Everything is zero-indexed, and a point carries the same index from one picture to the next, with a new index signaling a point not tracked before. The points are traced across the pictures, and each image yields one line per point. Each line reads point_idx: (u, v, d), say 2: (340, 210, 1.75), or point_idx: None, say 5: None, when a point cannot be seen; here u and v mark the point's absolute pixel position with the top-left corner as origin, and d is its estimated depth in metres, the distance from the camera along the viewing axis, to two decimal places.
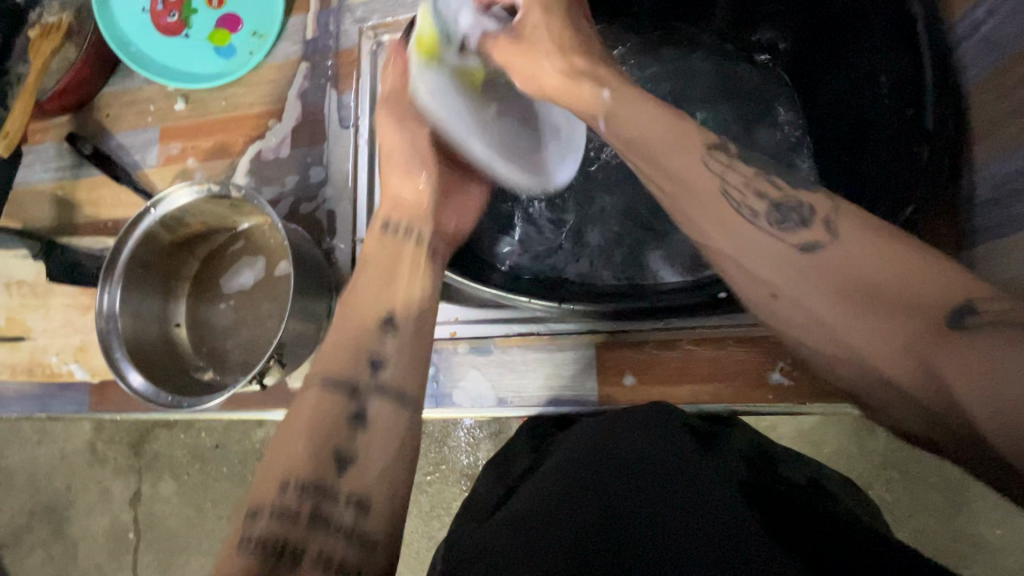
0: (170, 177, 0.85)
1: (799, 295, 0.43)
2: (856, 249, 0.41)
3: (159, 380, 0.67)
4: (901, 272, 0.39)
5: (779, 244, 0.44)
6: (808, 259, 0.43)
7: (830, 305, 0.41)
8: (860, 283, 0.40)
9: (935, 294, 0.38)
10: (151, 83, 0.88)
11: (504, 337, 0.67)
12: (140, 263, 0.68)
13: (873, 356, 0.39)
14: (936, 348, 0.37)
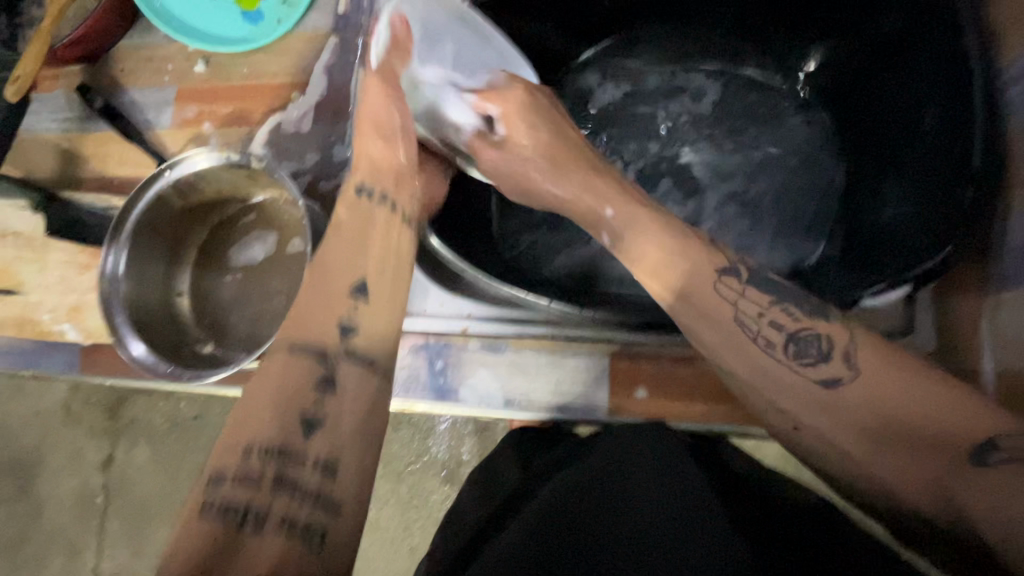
0: (183, 140, 0.83)
1: (826, 427, 0.44)
2: (876, 378, 0.43)
3: (161, 349, 0.65)
4: (911, 401, 0.41)
5: (803, 381, 0.44)
6: (831, 397, 0.43)
7: (857, 443, 0.42)
8: (890, 423, 0.41)
9: (958, 429, 0.40)
10: (171, 41, 0.85)
11: (518, 338, 0.66)
12: (150, 227, 0.67)
13: (907, 494, 0.41)
14: (960, 481, 0.39)
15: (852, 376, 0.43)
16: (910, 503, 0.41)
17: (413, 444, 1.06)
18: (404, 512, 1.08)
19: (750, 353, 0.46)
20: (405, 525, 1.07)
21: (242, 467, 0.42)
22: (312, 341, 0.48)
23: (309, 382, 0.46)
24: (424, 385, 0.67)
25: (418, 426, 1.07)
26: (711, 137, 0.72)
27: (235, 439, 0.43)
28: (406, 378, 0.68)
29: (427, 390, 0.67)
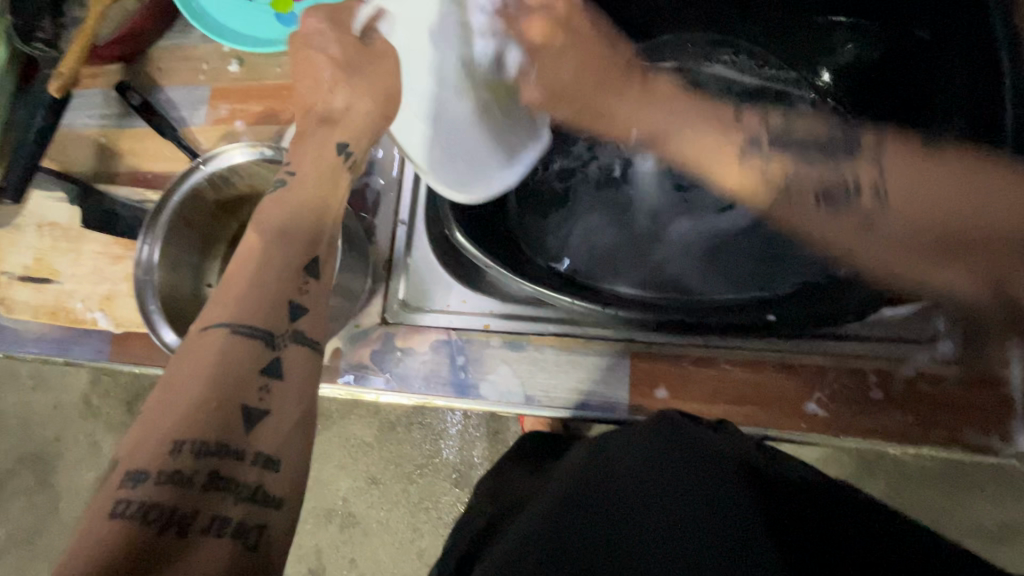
0: (215, 138, 0.85)
1: (889, 246, 0.55)
2: (908, 184, 0.56)
3: (189, 337, 0.66)
4: (941, 205, 0.54)
5: (837, 220, 0.57)
6: (880, 236, 0.56)
7: (925, 243, 0.55)
8: (953, 233, 0.54)
9: (997, 220, 0.53)
10: (207, 42, 0.88)
11: (538, 336, 0.66)
12: (185, 218, 0.68)
13: (966, 292, 0.54)
14: (1009, 269, 0.53)
15: (876, 201, 0.57)
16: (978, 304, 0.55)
17: (425, 445, 1.07)
18: (414, 513, 1.08)
19: (818, 216, 0.58)
20: (415, 526, 1.07)
21: (172, 462, 0.39)
22: (269, 300, 0.48)
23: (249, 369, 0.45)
24: (446, 381, 0.68)
25: (430, 427, 1.08)
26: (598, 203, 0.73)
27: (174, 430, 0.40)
28: (429, 375, 0.69)
29: (448, 386, 0.68)
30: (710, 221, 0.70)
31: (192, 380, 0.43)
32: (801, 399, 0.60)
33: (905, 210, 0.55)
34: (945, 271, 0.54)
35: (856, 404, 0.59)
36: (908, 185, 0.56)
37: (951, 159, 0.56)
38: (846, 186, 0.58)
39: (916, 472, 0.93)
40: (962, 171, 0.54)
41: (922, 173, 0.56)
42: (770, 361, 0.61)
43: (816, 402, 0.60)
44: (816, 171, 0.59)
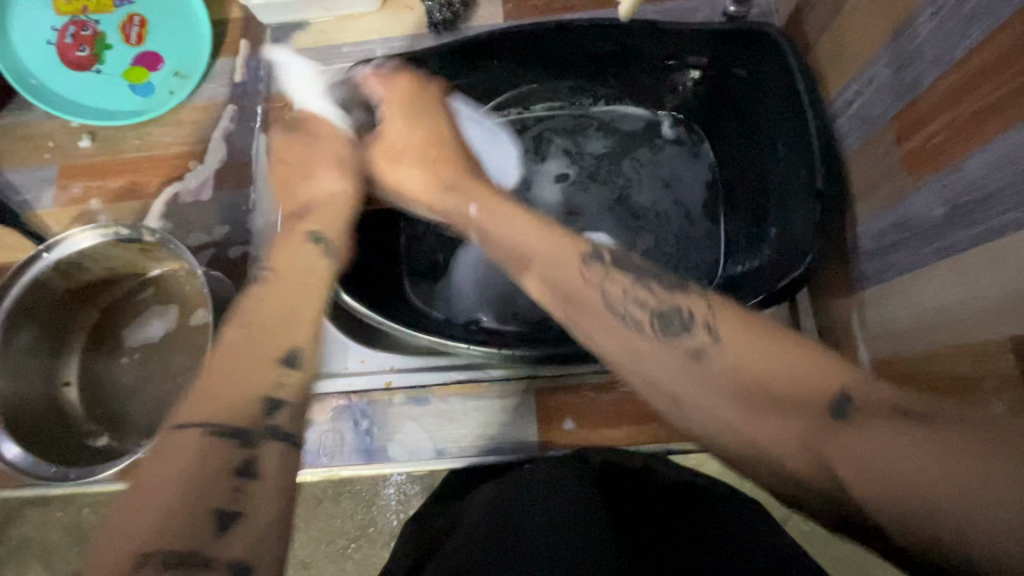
0: (69, 220, 0.77)
1: (702, 399, 0.36)
2: (738, 345, 0.37)
3: (42, 449, 0.58)
4: (797, 373, 0.35)
5: (668, 352, 0.38)
6: (699, 370, 0.37)
7: (735, 413, 0.35)
8: (757, 391, 0.35)
9: (810, 385, 0.35)
10: (51, 118, 0.81)
11: (442, 386, 0.65)
12: (26, 314, 0.60)
13: (776, 452, 0.35)
14: (830, 444, 0.34)
15: (713, 344, 0.37)
16: (788, 467, 0.35)
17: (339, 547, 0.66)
18: None
19: (627, 336, 0.39)
20: None
21: None
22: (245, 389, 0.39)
23: None
24: (351, 448, 0.65)
25: None
26: (627, 229, 0.74)
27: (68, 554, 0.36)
28: (332, 445, 0.66)
29: (354, 453, 0.65)
30: (631, 206, 0.75)
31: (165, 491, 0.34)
32: None
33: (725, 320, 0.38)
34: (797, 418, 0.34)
35: None
36: (759, 344, 0.36)
37: (798, 343, 0.36)
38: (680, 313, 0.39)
39: None
40: (811, 363, 0.35)
41: (771, 340, 0.36)
42: None
43: None
44: (654, 292, 0.41)
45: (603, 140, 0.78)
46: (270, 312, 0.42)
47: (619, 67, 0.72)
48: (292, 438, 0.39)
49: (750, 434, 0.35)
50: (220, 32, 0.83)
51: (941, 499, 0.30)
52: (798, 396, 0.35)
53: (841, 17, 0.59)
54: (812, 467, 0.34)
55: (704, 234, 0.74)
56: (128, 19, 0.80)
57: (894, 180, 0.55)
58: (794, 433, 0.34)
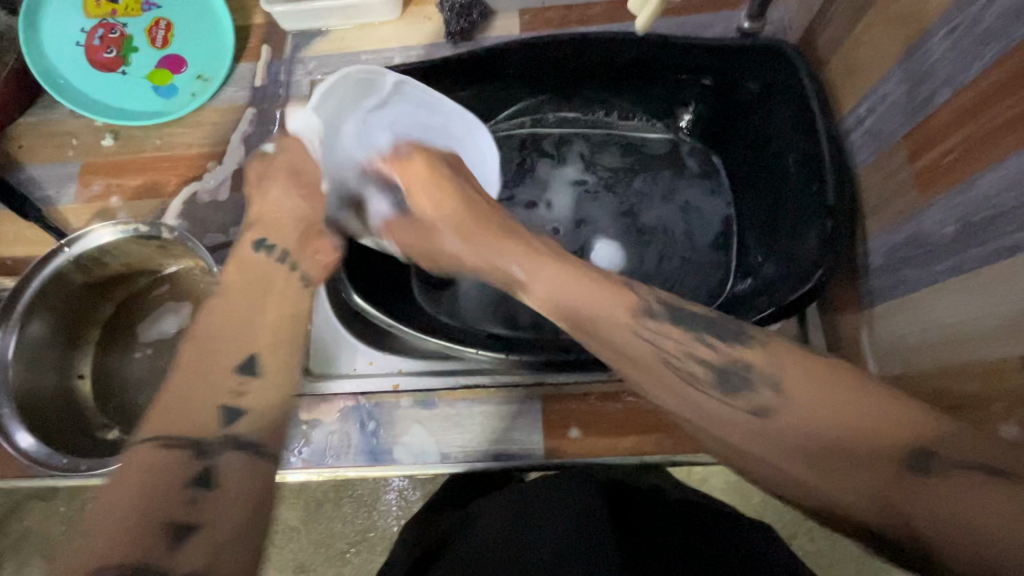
0: (89, 216, 0.79)
1: (768, 451, 0.38)
2: (802, 395, 0.38)
3: (54, 439, 0.59)
4: (867, 422, 0.35)
5: (730, 408, 0.40)
6: (758, 424, 0.39)
7: (797, 465, 0.37)
8: (829, 447, 0.36)
9: (877, 432, 0.35)
10: (75, 116, 0.83)
11: (449, 391, 0.66)
12: (45, 306, 0.62)
13: (843, 505, 0.35)
14: (898, 492, 0.34)
15: (776, 397, 0.39)
16: (855, 513, 0.35)
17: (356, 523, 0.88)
18: None
19: (670, 381, 0.42)
20: None
21: None
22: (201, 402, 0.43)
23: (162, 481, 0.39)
24: (357, 450, 0.65)
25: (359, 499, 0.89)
26: (636, 246, 0.75)
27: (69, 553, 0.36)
28: (338, 445, 0.66)
29: (360, 455, 0.65)
30: (641, 222, 0.76)
31: (121, 497, 0.37)
32: None
33: (802, 363, 0.39)
34: (864, 463, 0.35)
35: None
36: (822, 395, 0.37)
37: (867, 388, 0.36)
38: (742, 371, 0.40)
39: None
40: (880, 401, 0.36)
41: (834, 387, 0.37)
42: None
43: None
44: (712, 344, 0.42)
45: (617, 154, 0.79)
46: (216, 332, 0.46)
47: (630, 78, 0.73)
48: (249, 445, 0.42)
49: (832, 484, 0.35)
50: (242, 37, 0.85)
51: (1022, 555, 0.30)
52: (872, 443, 0.35)
53: (854, 36, 0.60)
54: (877, 508, 0.34)
55: (708, 259, 0.75)
56: (154, 23, 0.82)
57: (905, 197, 0.55)
58: (865, 480, 0.35)
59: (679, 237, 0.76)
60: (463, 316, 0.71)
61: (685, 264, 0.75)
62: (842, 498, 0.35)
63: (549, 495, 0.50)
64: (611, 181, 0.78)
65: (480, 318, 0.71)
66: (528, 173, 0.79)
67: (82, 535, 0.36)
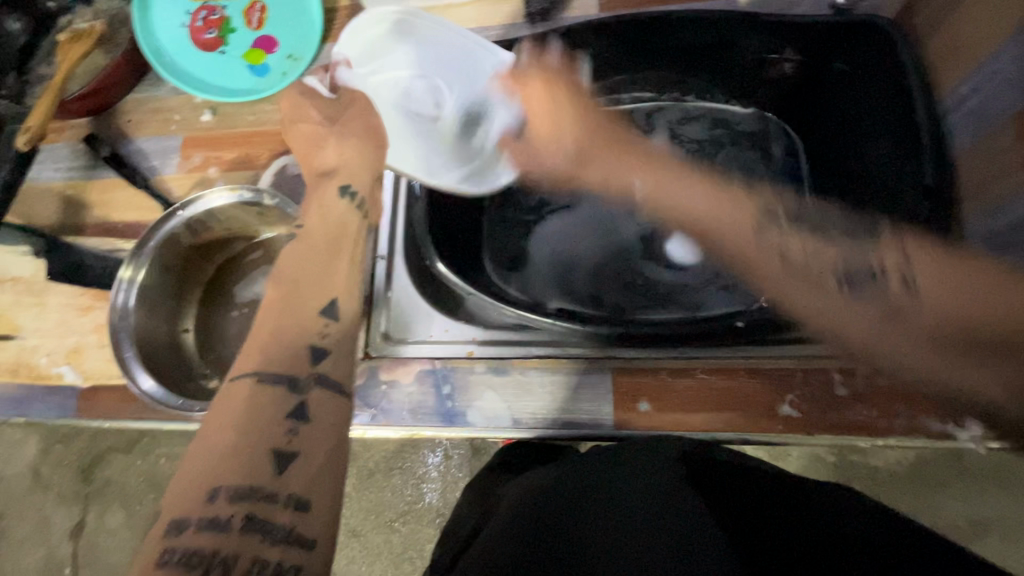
0: (189, 185, 0.85)
1: (902, 348, 0.49)
2: (938, 297, 0.49)
3: (166, 383, 0.65)
4: (970, 303, 0.47)
5: (864, 311, 0.52)
6: (856, 295, 0.53)
7: (929, 354, 0.48)
8: (956, 335, 0.47)
9: (1008, 316, 0.46)
10: (178, 93, 0.89)
11: (522, 359, 0.68)
12: (159, 263, 0.68)
13: (980, 391, 0.47)
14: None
15: (907, 293, 0.50)
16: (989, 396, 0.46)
17: (406, 492, 0.96)
18: (397, 564, 0.97)
19: (828, 303, 0.53)
20: None
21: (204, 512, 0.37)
22: (288, 344, 0.47)
23: (274, 416, 0.42)
24: (433, 411, 0.68)
25: (410, 470, 0.97)
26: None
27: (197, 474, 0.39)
28: (415, 405, 0.69)
29: (435, 416, 0.68)
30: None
31: (229, 425, 0.42)
32: (775, 401, 0.63)
33: (935, 270, 0.50)
34: (961, 299, 0.48)
35: (826, 402, 0.63)
36: (951, 293, 0.48)
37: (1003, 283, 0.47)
38: (869, 270, 0.53)
39: (887, 474, 0.80)
40: (997, 282, 0.48)
41: (989, 284, 0.48)
42: (743, 367, 0.64)
43: (789, 403, 0.63)
44: (843, 253, 0.56)
45: (697, 133, 0.79)
46: (297, 282, 0.51)
47: (712, 58, 0.72)
48: (336, 383, 0.47)
49: (935, 374, 0.48)
50: (329, 19, 0.89)
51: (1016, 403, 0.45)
52: (976, 318, 0.47)
53: (959, 13, 0.58)
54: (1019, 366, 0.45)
55: None
56: (251, 5, 0.88)
57: (1011, 179, 0.53)
58: (967, 311, 0.47)
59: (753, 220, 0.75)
60: (534, 290, 0.73)
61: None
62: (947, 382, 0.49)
63: (635, 462, 0.53)
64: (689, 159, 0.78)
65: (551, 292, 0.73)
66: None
67: (191, 481, 0.39)
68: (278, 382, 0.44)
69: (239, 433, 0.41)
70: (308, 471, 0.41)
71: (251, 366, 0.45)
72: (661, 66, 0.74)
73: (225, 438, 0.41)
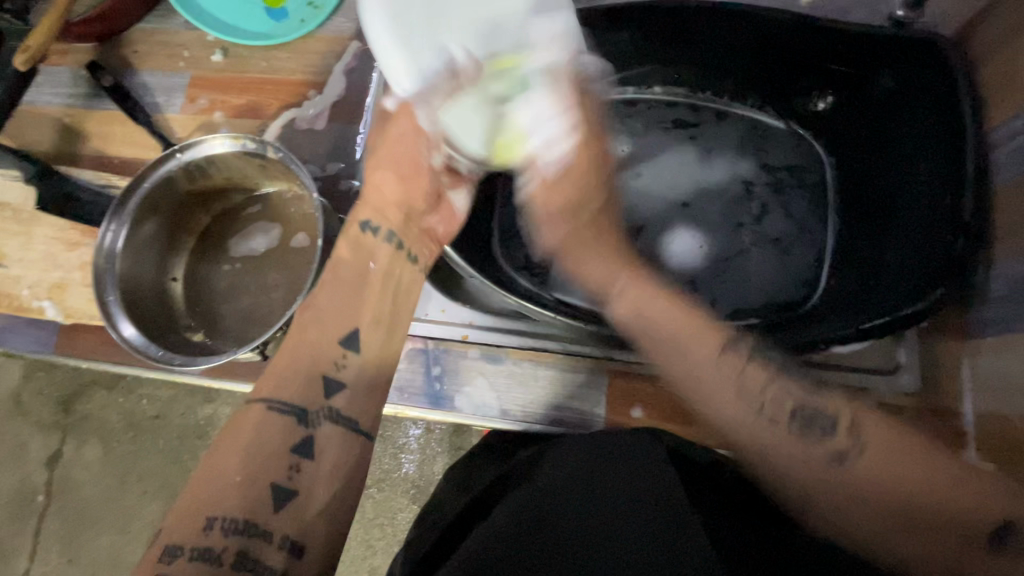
0: (193, 128, 0.82)
1: (841, 505, 0.43)
2: (882, 460, 0.43)
3: (151, 333, 0.63)
4: (926, 484, 0.42)
5: (810, 455, 0.45)
6: (846, 474, 0.44)
7: (867, 517, 0.42)
8: (895, 506, 0.42)
9: (959, 509, 0.41)
10: (189, 28, 0.85)
11: (517, 349, 0.66)
12: (150, 207, 0.65)
13: (923, 572, 0.40)
14: (977, 565, 0.40)
15: (855, 459, 0.44)
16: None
17: (383, 460, 0.95)
18: (367, 530, 0.97)
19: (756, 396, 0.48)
20: (370, 545, 0.96)
21: (198, 542, 0.40)
22: (297, 373, 0.50)
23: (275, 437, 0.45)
24: (420, 392, 0.67)
25: (390, 440, 0.95)
26: (744, 241, 0.71)
27: (198, 506, 0.42)
28: (403, 383, 0.67)
29: (422, 397, 0.67)
30: (759, 223, 0.71)
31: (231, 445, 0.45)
32: None
33: (885, 441, 0.45)
34: (910, 468, 0.43)
35: None
36: (897, 460, 0.43)
37: (937, 459, 0.43)
38: (826, 417, 0.46)
39: None
40: (935, 466, 0.43)
41: (912, 457, 0.43)
42: None
43: None
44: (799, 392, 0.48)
45: (751, 123, 0.74)
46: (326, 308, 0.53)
47: (750, 63, 0.69)
48: (342, 418, 0.48)
49: (901, 486, 0.42)
50: None
51: (913, 556, 0.40)
52: (954, 502, 0.41)
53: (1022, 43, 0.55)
54: (920, 467, 0.43)
55: (800, 265, 0.69)
56: None
57: None
58: (885, 467, 0.43)
59: (793, 239, 0.70)
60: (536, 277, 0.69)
61: (788, 265, 0.69)
62: (911, 500, 0.42)
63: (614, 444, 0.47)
64: (745, 150, 0.74)
65: (550, 284, 0.69)
66: (694, 137, 0.75)
67: (180, 510, 0.42)
68: (282, 409, 0.47)
69: (244, 460, 0.44)
70: (301, 513, 0.44)
71: (264, 393, 0.48)
72: (696, 63, 0.71)
73: (231, 466, 0.44)
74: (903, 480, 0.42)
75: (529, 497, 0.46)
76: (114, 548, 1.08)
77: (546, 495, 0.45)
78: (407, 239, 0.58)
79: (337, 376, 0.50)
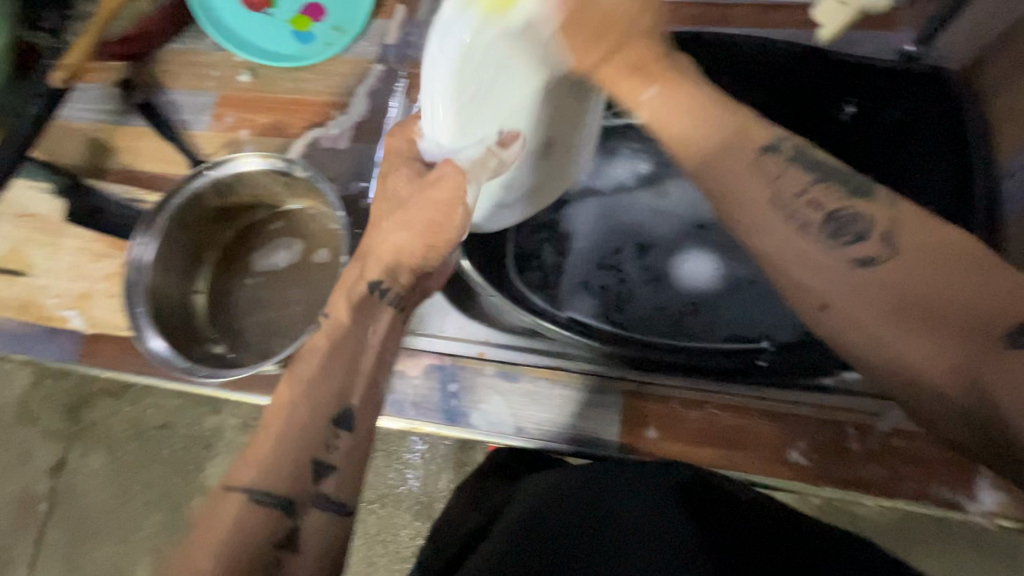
0: (219, 145, 0.84)
1: (850, 311, 0.39)
2: (914, 263, 0.38)
3: (175, 345, 0.64)
4: (951, 289, 0.37)
5: (835, 256, 0.41)
6: (869, 275, 0.39)
7: (881, 318, 0.38)
8: (911, 304, 0.37)
9: (994, 313, 0.35)
10: (219, 50, 0.88)
11: (534, 367, 0.67)
12: (180, 222, 0.67)
13: (931, 378, 0.36)
14: (989, 366, 0.34)
15: (886, 254, 0.40)
16: (931, 383, 0.36)
17: (389, 475, 0.95)
18: (370, 546, 0.96)
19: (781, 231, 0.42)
20: (372, 561, 0.95)
21: None
22: (294, 442, 0.46)
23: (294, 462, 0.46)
24: (436, 408, 0.68)
25: (395, 455, 0.95)
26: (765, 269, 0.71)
27: None
28: (420, 399, 0.68)
29: (438, 413, 0.68)
30: None
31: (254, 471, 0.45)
32: (785, 447, 0.63)
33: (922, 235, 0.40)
34: (931, 273, 0.37)
35: (835, 453, 0.62)
36: (929, 264, 0.38)
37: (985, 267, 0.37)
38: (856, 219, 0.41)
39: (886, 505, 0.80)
40: (970, 268, 0.37)
41: (937, 262, 0.38)
42: (756, 408, 0.64)
43: (799, 450, 0.63)
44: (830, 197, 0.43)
45: None
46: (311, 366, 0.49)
47: None
48: (338, 503, 0.46)
49: (921, 291, 0.38)
50: None
51: (917, 360, 0.37)
52: (987, 313, 0.35)
53: None
54: (955, 275, 0.37)
55: None
56: None
57: None
58: (916, 256, 0.39)
59: None
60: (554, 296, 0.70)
61: None
62: (952, 307, 0.36)
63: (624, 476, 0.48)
64: None
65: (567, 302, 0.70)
66: None
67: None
68: (264, 500, 0.44)
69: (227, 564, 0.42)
70: None
71: (249, 479, 0.44)
72: None
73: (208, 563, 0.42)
74: (930, 288, 0.37)
75: (542, 510, 0.46)
76: (116, 558, 1.08)
77: (557, 505, 0.46)
78: (407, 292, 0.53)
79: (328, 458, 0.47)
